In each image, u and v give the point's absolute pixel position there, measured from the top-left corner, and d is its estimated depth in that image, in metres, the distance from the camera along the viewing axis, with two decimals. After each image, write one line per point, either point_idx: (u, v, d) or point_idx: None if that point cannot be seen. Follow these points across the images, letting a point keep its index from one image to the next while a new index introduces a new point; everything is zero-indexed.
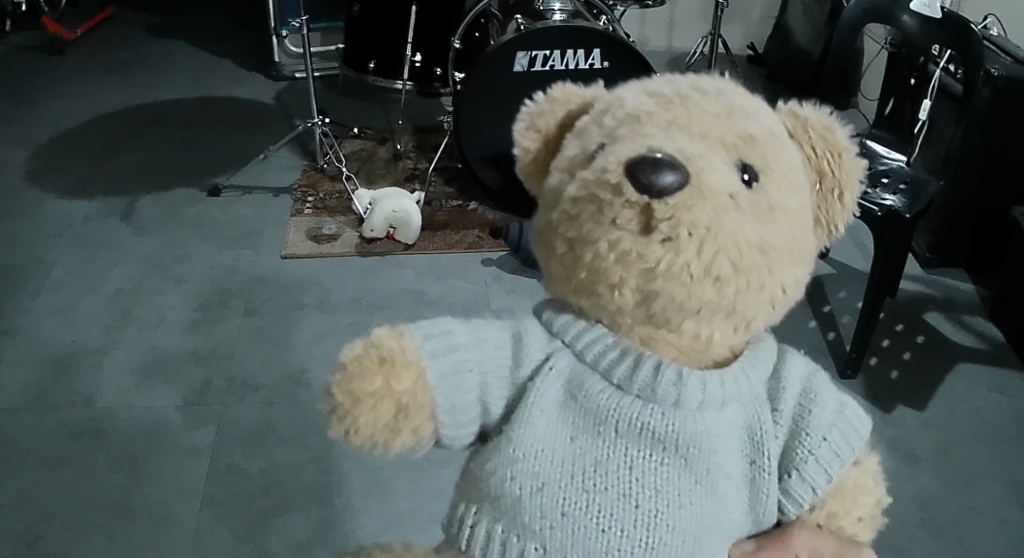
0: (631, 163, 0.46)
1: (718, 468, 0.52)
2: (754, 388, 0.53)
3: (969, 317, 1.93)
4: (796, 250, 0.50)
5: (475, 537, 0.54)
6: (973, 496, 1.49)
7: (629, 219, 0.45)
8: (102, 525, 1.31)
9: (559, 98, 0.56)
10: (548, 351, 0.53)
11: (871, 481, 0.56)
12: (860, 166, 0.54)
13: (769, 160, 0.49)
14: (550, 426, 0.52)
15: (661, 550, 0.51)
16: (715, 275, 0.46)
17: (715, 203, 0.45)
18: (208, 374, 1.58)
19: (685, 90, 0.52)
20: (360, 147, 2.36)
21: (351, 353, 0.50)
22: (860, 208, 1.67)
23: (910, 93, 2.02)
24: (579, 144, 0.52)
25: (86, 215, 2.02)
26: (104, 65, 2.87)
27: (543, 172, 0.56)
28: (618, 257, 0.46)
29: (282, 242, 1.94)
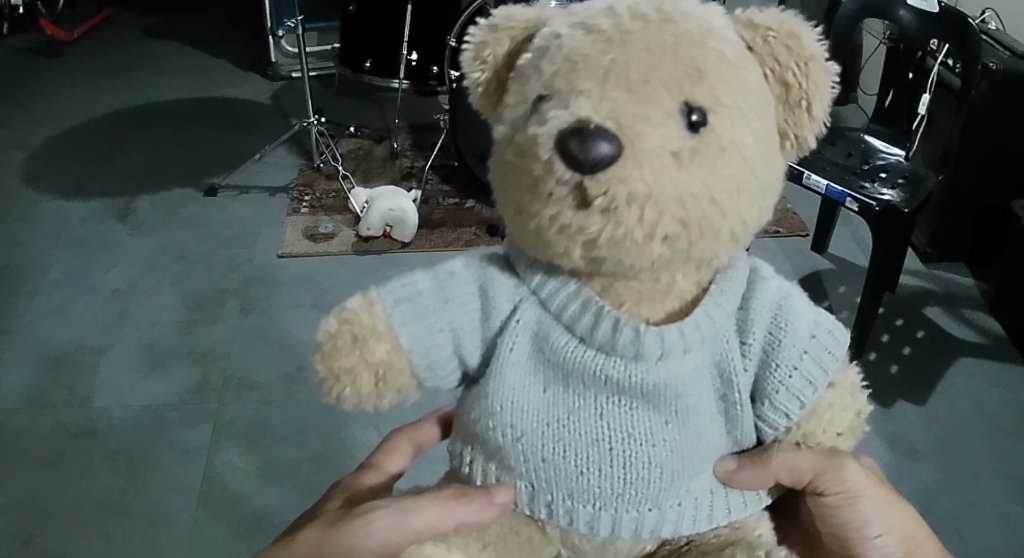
0: (562, 136, 0.48)
1: (687, 406, 0.56)
2: (718, 324, 0.56)
3: (969, 311, 1.93)
4: (756, 183, 0.52)
5: (475, 470, 0.61)
6: (974, 490, 1.48)
7: (564, 194, 0.49)
8: (100, 524, 1.31)
9: (503, 24, 0.56)
10: (514, 301, 0.57)
11: (852, 393, 0.59)
12: (827, 74, 0.54)
13: (719, 97, 0.50)
14: (523, 379, 0.57)
15: (638, 484, 0.57)
16: (662, 233, 0.49)
17: (654, 167, 0.48)
18: (205, 372, 1.58)
19: (624, 18, 0.51)
20: (356, 146, 2.36)
21: (327, 333, 0.57)
22: (857, 203, 1.67)
23: (909, 87, 2.01)
24: (520, 90, 0.53)
25: (83, 216, 2.03)
26: (101, 66, 2.87)
27: (496, 99, 0.57)
28: (559, 228, 0.50)
29: (278, 241, 1.94)
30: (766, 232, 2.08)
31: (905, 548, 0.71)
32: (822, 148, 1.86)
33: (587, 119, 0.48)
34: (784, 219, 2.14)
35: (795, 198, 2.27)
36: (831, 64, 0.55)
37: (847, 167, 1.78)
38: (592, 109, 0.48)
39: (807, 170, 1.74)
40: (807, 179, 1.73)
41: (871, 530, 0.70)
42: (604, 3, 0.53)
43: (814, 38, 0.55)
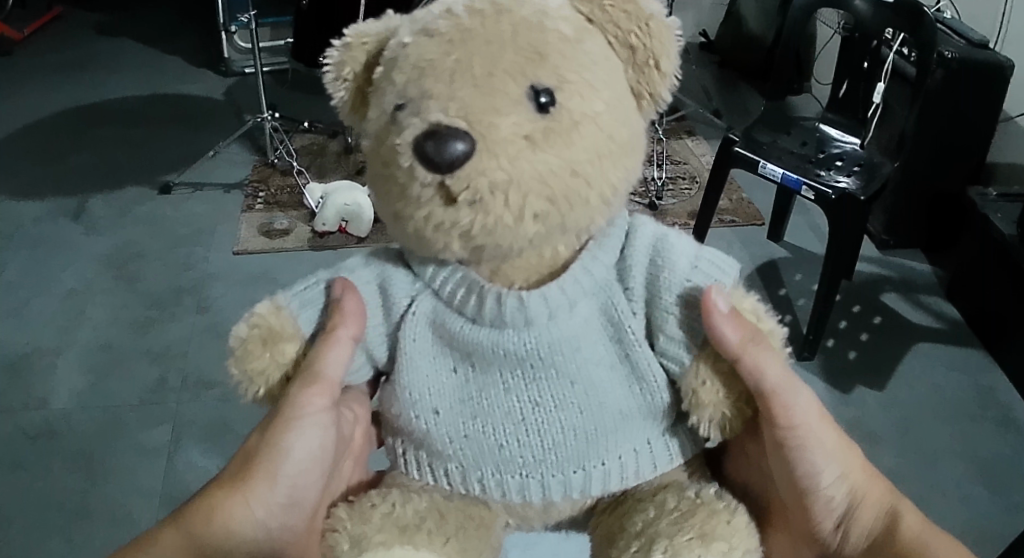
0: (419, 144, 0.51)
1: (586, 367, 0.59)
2: (598, 276, 0.59)
3: (926, 297, 1.96)
4: (615, 151, 0.55)
5: (410, 461, 0.65)
6: (933, 472, 1.50)
7: (432, 195, 0.52)
8: (60, 526, 1.30)
9: (355, 42, 0.59)
10: (410, 295, 0.62)
11: (755, 315, 0.61)
12: (673, 34, 0.58)
13: (563, 76, 0.53)
14: (427, 367, 0.62)
15: (557, 451, 0.61)
16: (532, 214, 0.52)
17: (509, 154, 0.51)
18: (163, 372, 1.57)
19: (461, 18, 0.54)
20: (311, 141, 2.36)
21: (241, 336, 0.61)
22: (814, 191, 1.68)
23: (864, 76, 1.96)
24: (378, 105, 0.56)
25: (36, 216, 2.00)
26: (52, 65, 2.82)
27: (362, 112, 0.60)
28: (435, 226, 0.53)
29: (234, 238, 1.93)
30: (722, 222, 2.10)
31: (851, 496, 0.69)
32: (778, 139, 1.87)
33: (436, 122, 0.51)
34: (739, 209, 2.16)
35: (750, 187, 2.29)
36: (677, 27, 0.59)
37: (803, 156, 1.79)
38: (440, 111, 0.51)
39: (762, 160, 1.75)
40: (763, 169, 1.74)
41: (822, 479, 0.68)
42: (440, 5, 0.56)
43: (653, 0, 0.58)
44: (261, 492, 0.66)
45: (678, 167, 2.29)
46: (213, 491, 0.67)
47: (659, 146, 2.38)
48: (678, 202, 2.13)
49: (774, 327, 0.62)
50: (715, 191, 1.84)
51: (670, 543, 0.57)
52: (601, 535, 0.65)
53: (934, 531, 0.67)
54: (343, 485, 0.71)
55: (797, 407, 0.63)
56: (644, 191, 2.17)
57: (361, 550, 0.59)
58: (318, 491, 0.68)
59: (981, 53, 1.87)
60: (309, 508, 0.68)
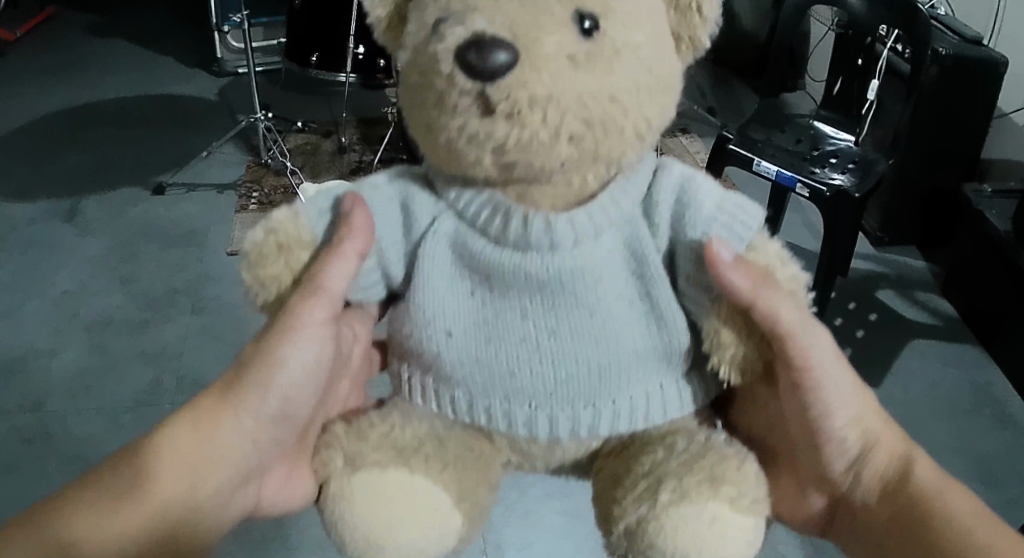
0: (461, 49, 0.50)
1: (605, 297, 0.59)
2: (624, 209, 0.59)
3: (922, 293, 1.96)
4: (654, 82, 0.55)
5: (414, 389, 0.64)
6: None
7: (468, 103, 0.51)
8: None
9: None
10: (432, 216, 0.61)
11: (779, 259, 0.61)
12: None
13: (608, 5, 0.53)
14: (445, 287, 0.61)
15: (570, 382, 0.60)
16: (567, 136, 0.52)
17: (551, 72, 0.51)
18: (157, 374, 1.56)
19: None
20: (304, 141, 2.35)
21: (255, 240, 0.61)
22: (808, 188, 1.68)
23: (858, 73, 2.01)
24: (419, 18, 0.55)
25: (29, 218, 2.00)
26: (44, 67, 2.81)
27: (397, 35, 0.59)
28: (468, 138, 0.52)
29: (227, 239, 1.93)
30: None
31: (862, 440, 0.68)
32: (772, 135, 1.87)
33: (482, 29, 0.50)
34: None
35: (744, 183, 2.29)
36: None
37: (798, 153, 1.79)
38: (486, 23, 0.51)
39: (756, 157, 1.74)
40: (757, 166, 1.74)
41: (835, 420, 0.67)
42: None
43: None
44: (251, 403, 0.66)
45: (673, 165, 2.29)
46: (205, 397, 0.67)
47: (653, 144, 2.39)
48: None
49: (796, 273, 0.62)
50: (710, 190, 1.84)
51: (679, 484, 0.58)
52: (601, 483, 0.64)
53: (945, 478, 0.67)
54: (338, 404, 0.71)
55: (814, 346, 0.62)
56: None
57: (355, 468, 0.59)
58: (312, 406, 0.68)
59: (975, 49, 1.87)
60: (301, 419, 0.68)
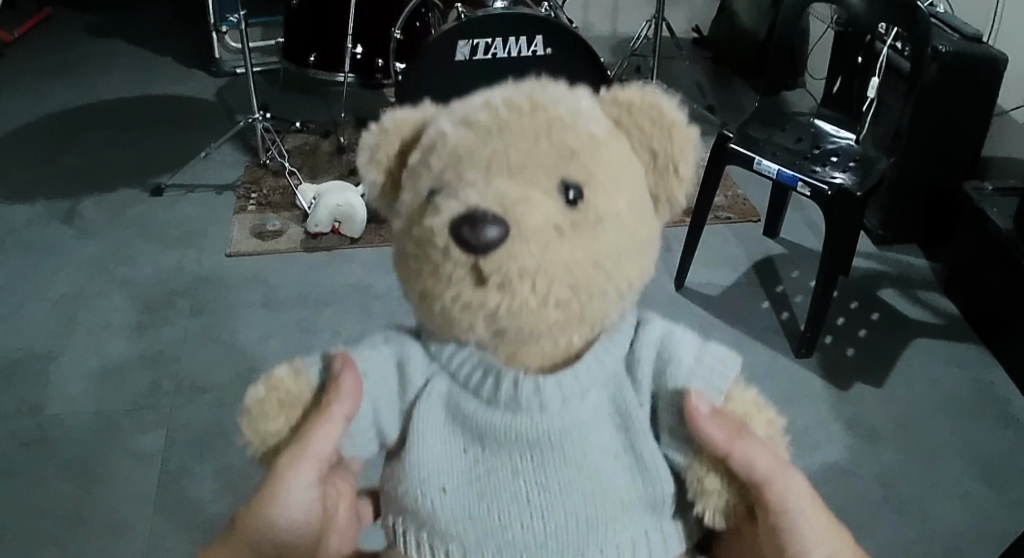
0: (455, 224, 0.49)
1: (593, 454, 0.58)
2: (608, 367, 0.59)
3: (923, 293, 1.95)
4: (637, 246, 0.54)
5: (407, 544, 0.61)
6: (935, 470, 1.48)
7: (463, 273, 0.49)
8: (54, 536, 1.28)
9: (391, 128, 0.57)
10: (425, 376, 0.60)
11: (756, 405, 0.60)
12: (693, 138, 0.56)
13: (591, 173, 0.52)
14: (437, 443, 0.59)
15: (562, 537, 0.58)
16: (555, 303, 0.50)
17: (540, 241, 0.49)
18: (156, 377, 1.55)
19: (499, 110, 0.53)
20: (303, 141, 2.34)
21: (255, 398, 0.61)
22: (810, 187, 1.67)
23: (857, 71, 1.96)
24: (412, 188, 0.54)
25: (28, 219, 1.99)
26: (42, 67, 2.80)
27: (391, 199, 0.57)
28: (462, 307, 0.51)
29: (225, 240, 1.92)
30: (717, 219, 2.10)
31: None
32: (773, 135, 1.86)
33: (476, 205, 0.49)
34: (735, 206, 2.15)
35: (745, 182, 2.29)
36: (699, 134, 0.57)
37: (798, 152, 1.78)
38: (477, 195, 0.50)
39: (757, 156, 1.73)
40: (758, 165, 1.72)
41: None
42: (480, 99, 0.55)
43: (675, 105, 0.57)
44: None
45: None
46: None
47: None
48: None
49: (773, 424, 0.61)
50: (710, 189, 1.82)
51: None
52: None
53: None
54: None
55: (790, 496, 0.59)
56: None
57: None
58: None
59: (975, 49, 1.87)
60: None
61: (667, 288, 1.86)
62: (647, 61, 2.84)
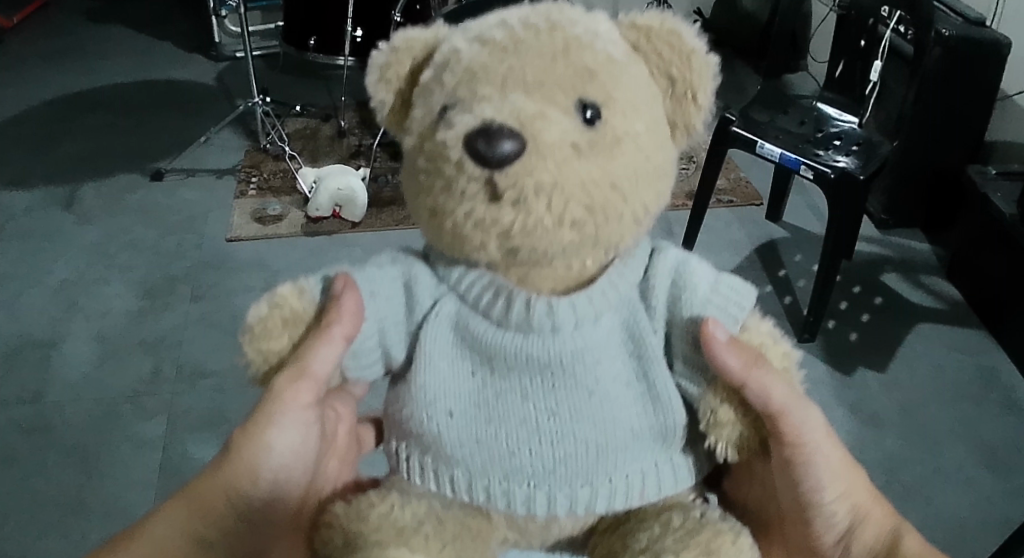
0: (469, 139, 0.51)
1: (602, 378, 0.59)
2: (622, 291, 0.60)
3: (927, 277, 1.94)
4: (653, 169, 0.56)
5: (413, 466, 0.63)
6: (938, 455, 1.48)
7: (477, 188, 0.51)
8: (56, 523, 1.28)
9: (403, 48, 0.59)
10: (435, 296, 0.61)
11: (770, 336, 0.63)
12: (710, 66, 0.58)
13: (608, 94, 0.54)
14: (448, 365, 0.61)
15: (567, 458, 0.60)
16: (569, 220, 0.52)
17: (557, 158, 0.51)
18: (157, 363, 1.55)
19: (515, 30, 0.55)
20: (303, 126, 2.33)
21: (258, 315, 0.62)
22: (813, 171, 1.65)
23: (859, 54, 1.92)
24: (424, 104, 0.56)
25: (27, 206, 1.98)
26: (40, 52, 2.79)
27: (402, 117, 0.59)
28: (474, 224, 0.53)
29: (226, 225, 1.92)
30: (719, 203, 2.09)
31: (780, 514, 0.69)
32: (775, 117, 1.85)
33: (492, 117, 0.51)
34: (737, 189, 2.14)
35: (747, 166, 2.28)
36: (716, 60, 0.59)
37: (801, 135, 1.77)
38: (492, 110, 0.51)
39: (759, 139, 1.71)
40: (761, 149, 1.71)
41: (824, 494, 0.68)
42: (496, 18, 0.57)
43: (695, 33, 0.59)
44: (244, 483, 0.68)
45: None
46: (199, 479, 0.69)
47: None
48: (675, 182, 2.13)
49: (788, 349, 0.63)
50: (712, 173, 1.81)
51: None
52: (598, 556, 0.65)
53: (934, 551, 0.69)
54: (330, 484, 0.75)
55: (806, 422, 0.63)
56: None
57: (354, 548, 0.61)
58: (303, 486, 0.72)
59: (978, 32, 1.84)
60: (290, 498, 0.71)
61: None
62: None
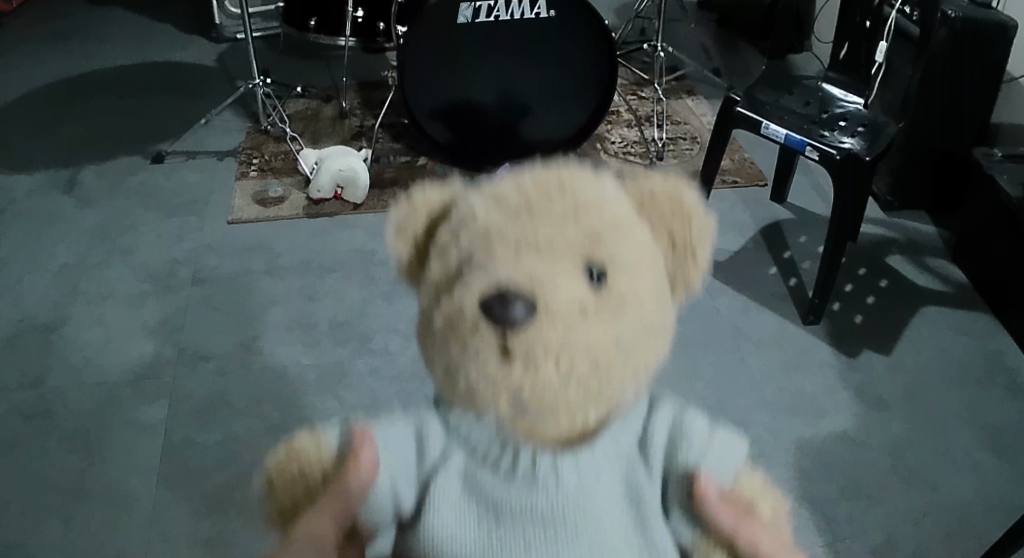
0: (486, 303, 0.44)
1: (605, 536, 0.54)
2: (624, 446, 0.56)
3: (932, 260, 1.93)
4: (658, 328, 0.48)
5: None
6: (943, 439, 1.47)
7: (490, 349, 0.44)
8: (57, 509, 1.27)
9: (417, 204, 0.51)
10: (442, 453, 0.57)
11: (763, 490, 0.58)
12: (711, 228, 0.51)
13: (618, 254, 0.46)
14: (452, 517, 0.55)
15: None
16: (577, 385, 0.45)
17: (565, 325, 0.44)
18: (159, 346, 1.55)
19: (527, 185, 0.48)
20: (304, 107, 2.32)
21: (277, 463, 0.58)
22: (818, 152, 1.64)
23: (865, 36, 1.90)
24: (439, 265, 0.48)
25: (28, 190, 1.97)
26: (40, 36, 2.77)
27: (418, 274, 0.50)
28: (486, 388, 0.45)
29: (227, 207, 1.91)
30: (724, 183, 2.08)
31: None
32: (781, 98, 1.83)
33: (505, 279, 0.44)
34: (741, 169, 2.13)
35: (751, 146, 2.26)
36: (717, 222, 0.52)
37: (806, 116, 1.76)
38: (503, 270, 0.44)
39: (764, 120, 1.71)
40: (766, 130, 1.70)
41: None
42: (508, 179, 0.50)
43: (698, 196, 0.52)
44: None
45: (679, 127, 2.27)
46: None
47: (659, 106, 2.36)
48: (679, 161, 2.13)
49: (782, 509, 0.58)
50: (716, 154, 1.81)
51: None
52: None
53: None
54: None
55: None
56: (644, 151, 2.16)
57: None
58: None
59: (984, 14, 1.83)
60: None
61: None
62: (652, 23, 2.80)
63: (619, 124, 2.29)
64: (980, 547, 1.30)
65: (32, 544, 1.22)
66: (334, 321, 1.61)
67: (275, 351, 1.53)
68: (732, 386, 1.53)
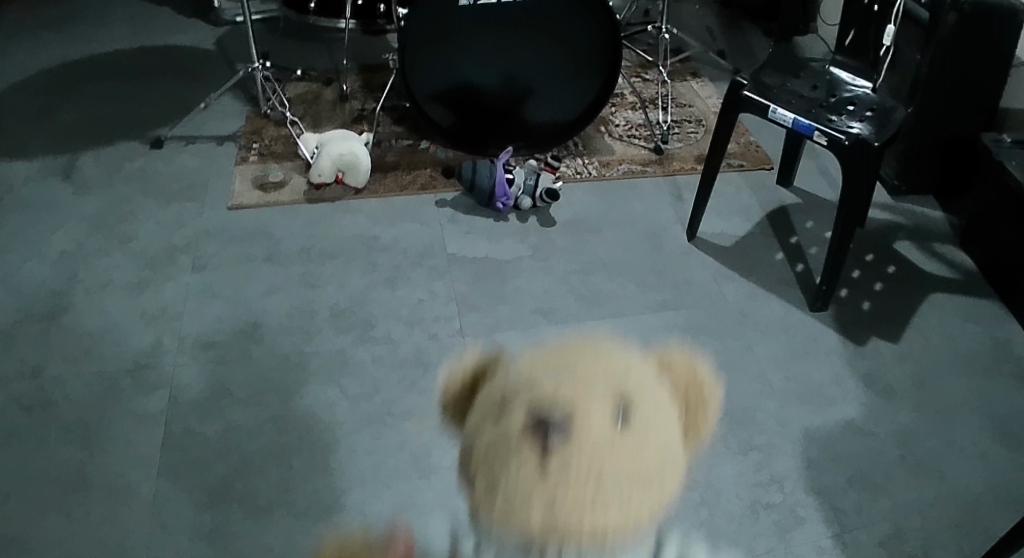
0: (530, 416, 0.68)
1: None
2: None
3: (940, 246, 1.91)
4: (664, 466, 0.69)
5: None
6: (952, 428, 1.45)
7: (532, 455, 0.66)
8: (58, 500, 1.26)
9: (469, 359, 0.79)
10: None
11: None
12: (716, 398, 0.78)
13: (633, 398, 0.70)
14: None
15: None
16: (597, 492, 0.65)
17: (591, 443, 0.66)
18: (159, 335, 1.53)
19: (563, 351, 0.74)
20: (304, 90, 2.29)
21: None
22: (827, 137, 1.60)
23: (874, 18, 1.85)
24: (491, 399, 0.72)
25: (26, 177, 1.95)
26: (36, 19, 2.73)
27: (459, 419, 0.77)
28: (522, 491, 0.65)
29: (227, 193, 1.89)
30: (729, 167, 2.05)
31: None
32: (788, 82, 1.80)
33: (547, 408, 0.67)
34: (748, 153, 2.10)
35: (757, 129, 2.23)
36: (719, 391, 0.79)
37: (814, 100, 1.73)
38: (549, 410, 0.67)
39: (771, 104, 1.66)
40: (773, 114, 1.65)
41: None
42: (549, 344, 0.76)
43: (703, 368, 0.79)
44: None
45: (684, 110, 2.25)
46: None
47: (664, 89, 2.33)
48: (684, 145, 2.10)
49: None
50: (723, 138, 1.76)
51: None
52: None
53: None
54: None
55: None
56: (649, 135, 2.13)
57: None
58: None
59: None
60: None
61: (679, 239, 1.82)
62: (656, 5, 2.76)
63: (624, 108, 2.26)
64: (988, 538, 1.29)
65: (32, 537, 1.21)
66: (335, 309, 1.59)
67: (276, 339, 1.52)
68: (739, 374, 1.52)
